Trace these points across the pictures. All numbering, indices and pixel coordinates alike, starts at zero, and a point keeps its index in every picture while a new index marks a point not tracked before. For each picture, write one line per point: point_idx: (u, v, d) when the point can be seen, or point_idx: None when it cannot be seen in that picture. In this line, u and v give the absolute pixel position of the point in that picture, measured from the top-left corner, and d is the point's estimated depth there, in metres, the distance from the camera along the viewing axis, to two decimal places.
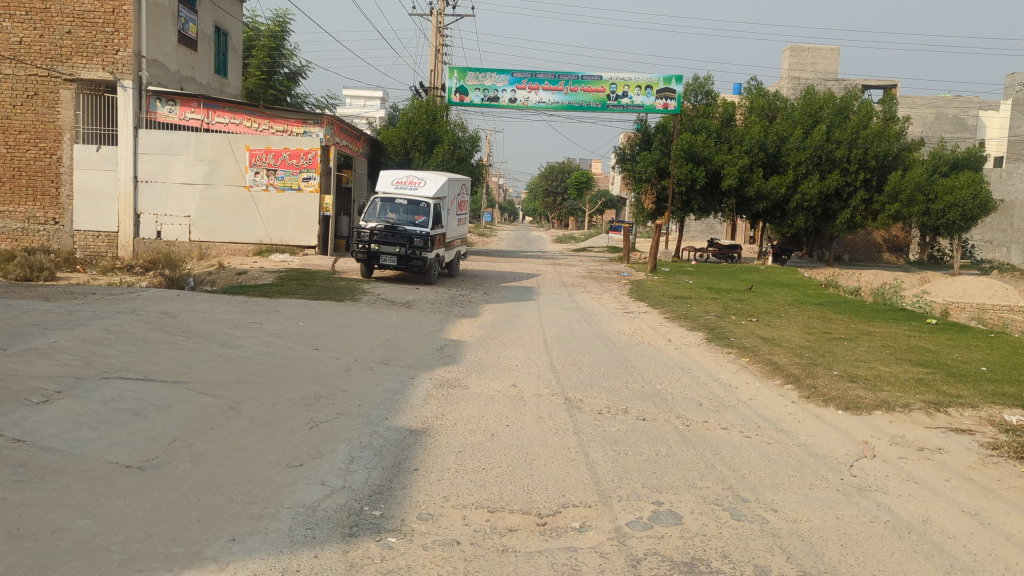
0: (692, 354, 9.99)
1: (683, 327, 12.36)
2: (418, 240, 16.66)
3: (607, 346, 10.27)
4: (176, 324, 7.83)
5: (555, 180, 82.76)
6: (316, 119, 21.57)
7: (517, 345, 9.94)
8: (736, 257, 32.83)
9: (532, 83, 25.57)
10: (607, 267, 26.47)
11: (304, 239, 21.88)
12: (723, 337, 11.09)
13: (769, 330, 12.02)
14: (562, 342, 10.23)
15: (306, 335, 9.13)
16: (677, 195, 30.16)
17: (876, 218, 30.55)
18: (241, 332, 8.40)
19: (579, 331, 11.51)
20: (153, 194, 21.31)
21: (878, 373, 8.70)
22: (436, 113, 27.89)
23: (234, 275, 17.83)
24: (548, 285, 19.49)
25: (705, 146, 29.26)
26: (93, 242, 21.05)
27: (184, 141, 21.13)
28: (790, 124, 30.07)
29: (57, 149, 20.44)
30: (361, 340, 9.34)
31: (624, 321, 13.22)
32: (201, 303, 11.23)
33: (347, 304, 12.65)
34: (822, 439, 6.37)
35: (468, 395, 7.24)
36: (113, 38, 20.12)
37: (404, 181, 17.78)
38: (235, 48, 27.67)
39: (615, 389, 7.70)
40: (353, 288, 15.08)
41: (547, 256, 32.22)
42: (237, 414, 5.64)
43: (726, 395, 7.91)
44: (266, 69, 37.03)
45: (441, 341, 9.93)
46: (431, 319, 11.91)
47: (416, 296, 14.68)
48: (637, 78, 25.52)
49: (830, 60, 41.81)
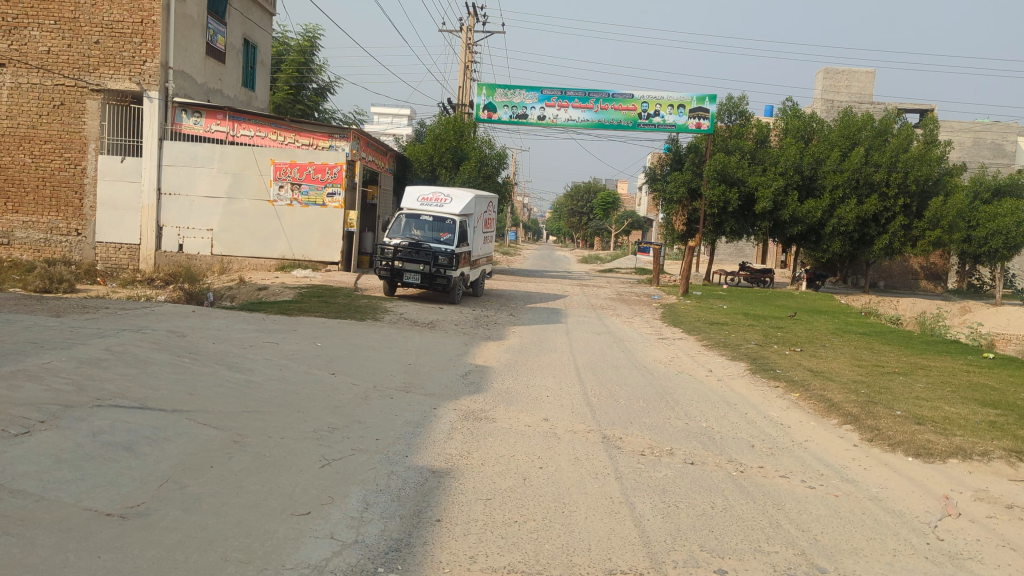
0: (736, 387, 9.29)
1: (723, 356, 11.65)
2: (443, 258, 16.12)
3: (643, 376, 9.59)
4: (183, 345, 7.27)
5: (581, 200, 82.20)
6: (343, 133, 21.26)
7: (546, 373, 9.29)
8: (768, 282, 31.95)
9: (562, 100, 25.00)
10: (636, 290, 25.78)
11: (328, 254, 21.42)
12: (768, 368, 10.38)
13: (815, 361, 11.27)
14: (595, 371, 9.57)
15: (324, 358, 8.56)
16: (708, 217, 29.32)
17: (916, 245, 29.55)
18: (254, 354, 7.83)
19: (612, 358, 10.86)
20: (176, 207, 21.04)
21: (945, 415, 7.90)
22: (464, 129, 27.45)
23: (255, 291, 17.39)
24: (577, 307, 18.84)
25: (739, 167, 28.48)
26: (114, 254, 20.75)
27: (208, 153, 20.84)
28: (827, 146, 29.29)
29: (82, 159, 20.14)
30: (382, 364, 8.74)
31: (659, 347, 12.54)
32: (216, 320, 10.71)
33: (368, 324, 12.07)
34: (896, 492, 5.62)
35: (496, 429, 6.60)
36: (141, 48, 19.91)
37: (430, 198, 17.24)
38: (264, 61, 27.49)
39: (657, 427, 7.02)
40: (375, 307, 14.53)
41: (574, 277, 31.53)
42: (241, 450, 5.03)
43: (779, 435, 7.19)
44: (294, 84, 36.93)
45: (466, 366, 9.31)
46: (456, 342, 11.30)
47: (440, 317, 14.10)
48: (671, 97, 24.89)
49: (865, 83, 40.93)
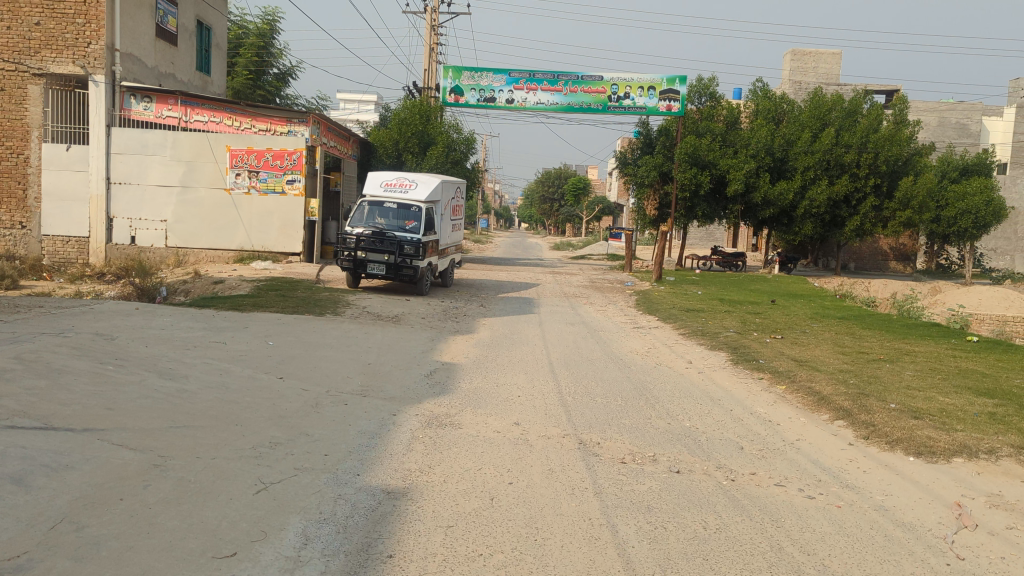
0: (718, 379, 8.73)
1: (702, 345, 11.09)
2: (408, 247, 15.37)
3: (620, 370, 8.99)
4: (110, 350, 6.52)
5: (552, 186, 81.56)
6: (302, 117, 20.36)
7: (517, 369, 8.65)
8: (740, 266, 31.59)
9: (531, 83, 24.31)
10: (608, 276, 25.25)
11: (289, 245, 20.49)
12: (751, 358, 9.83)
13: (797, 349, 10.76)
14: (569, 366, 8.95)
15: (275, 360, 7.85)
16: (680, 201, 28.77)
17: (887, 226, 29.32)
18: (194, 358, 7.11)
19: (587, 351, 10.27)
20: (126, 197, 19.93)
21: (944, 407, 7.38)
22: (430, 114, 26.64)
23: (211, 284, 16.57)
24: (548, 295, 18.22)
25: (710, 149, 27.97)
26: (62, 247, 19.71)
27: (160, 140, 19.85)
28: (798, 127, 28.93)
29: (24, 148, 19.20)
30: (339, 365, 8.04)
31: (635, 338, 11.96)
32: (160, 319, 9.93)
33: (327, 319, 11.34)
34: (904, 500, 5.05)
35: (461, 438, 5.95)
36: (84, 30, 18.85)
37: (394, 184, 16.49)
38: (220, 45, 26.42)
39: (638, 430, 6.43)
40: (336, 299, 13.78)
41: (545, 264, 30.88)
42: (160, 476, 4.33)
43: (769, 435, 6.64)
44: (254, 69, 35.72)
45: (430, 364, 8.64)
46: (420, 337, 10.61)
47: (405, 309, 13.39)
48: (640, 78, 24.29)
49: (831, 65, 40.69)
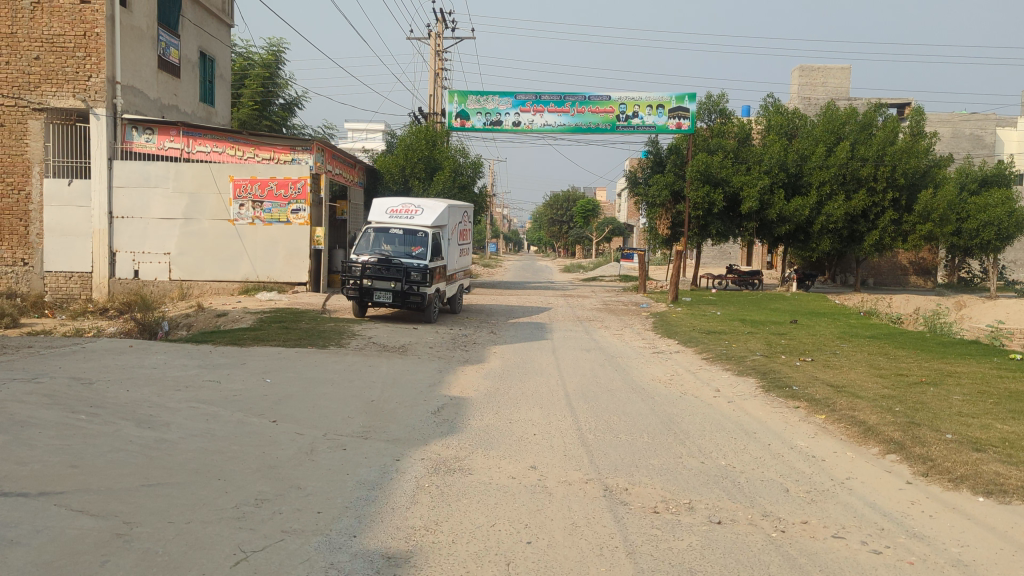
0: (749, 409, 8.07)
1: (727, 371, 10.44)
2: (415, 274, 14.82)
3: (643, 400, 8.34)
4: (87, 397, 5.94)
5: (561, 209, 81.12)
6: (306, 145, 19.95)
7: (532, 403, 8.03)
8: (757, 284, 30.88)
9: (537, 105, 23.87)
10: (623, 298, 24.63)
11: (294, 275, 19.99)
12: (782, 384, 9.16)
13: (830, 373, 10.08)
14: (587, 397, 8.33)
15: (271, 401, 7.27)
16: (693, 219, 28.16)
17: (907, 240, 28.60)
18: (181, 402, 6.53)
19: (605, 379, 9.64)
20: (129, 230, 19.49)
21: (1004, 436, 6.70)
22: (436, 138, 26.23)
23: (214, 317, 16.05)
24: (562, 320, 17.61)
25: (722, 167, 27.38)
26: (65, 283, 19.24)
27: (162, 172, 19.44)
28: (811, 142, 28.32)
29: (26, 184, 18.80)
30: (339, 404, 7.44)
31: (656, 363, 11.34)
32: (153, 358, 9.38)
33: (331, 351, 10.77)
34: (982, 554, 4.39)
35: (472, 486, 5.33)
36: (85, 63, 18.54)
37: (400, 210, 16.00)
38: (224, 75, 26.17)
39: (669, 473, 5.78)
40: (341, 330, 13.19)
41: (557, 287, 30.28)
42: (122, 548, 3.72)
43: (814, 475, 5.98)
44: (260, 99, 35.46)
45: (438, 400, 8.03)
46: (428, 368, 10.01)
47: (413, 339, 12.79)
48: (648, 97, 23.81)
49: (841, 80, 40.17)
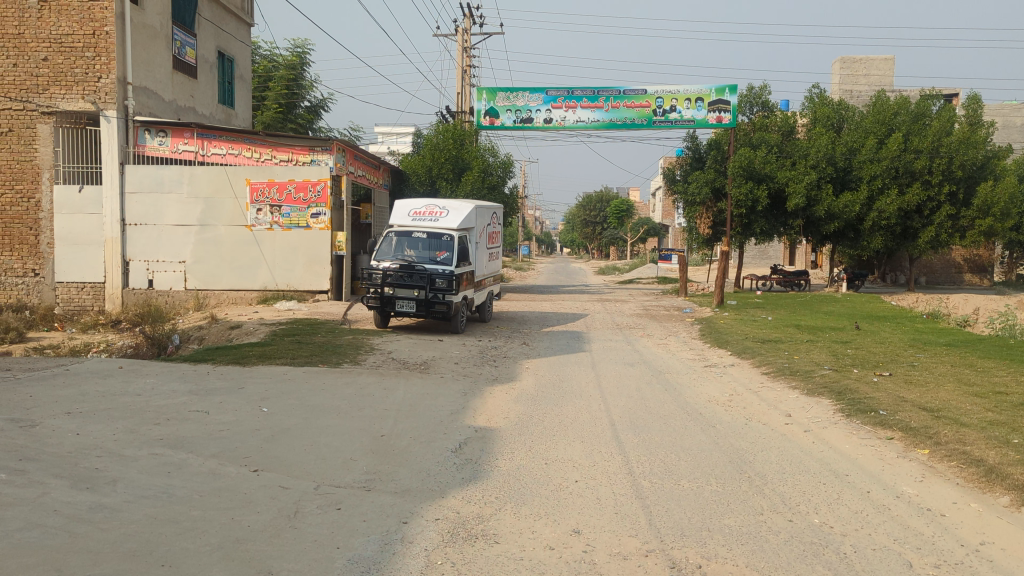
0: (834, 442, 6.73)
1: (795, 390, 9.05)
2: (440, 281, 13.64)
3: (703, 430, 7.03)
4: (21, 449, 4.84)
5: (594, 210, 79.11)
6: (325, 145, 18.92)
7: (572, 435, 6.76)
8: (803, 285, 29.26)
9: (569, 101, 22.62)
10: (663, 302, 23.25)
11: (315, 283, 18.95)
12: (865, 408, 7.77)
13: (918, 392, 8.65)
14: (637, 427, 7.04)
15: (260, 440, 6.10)
16: (736, 218, 26.65)
17: (965, 236, 26.80)
18: (145, 446, 5.40)
19: (655, 402, 8.36)
20: (142, 238, 18.60)
21: None
22: (465, 138, 25.10)
23: (227, 330, 15.05)
24: (600, 328, 16.33)
25: (765, 162, 25.82)
26: (76, 295, 18.36)
27: (176, 176, 18.52)
28: (861, 134, 26.55)
29: (36, 191, 17.97)
30: (343, 441, 6.25)
31: (709, 380, 10.03)
32: (140, 382, 8.30)
33: (343, 370, 9.61)
34: None
35: (498, 564, 4.06)
36: (94, 63, 17.66)
37: (423, 212, 14.84)
38: (243, 76, 25.31)
39: (753, 540, 4.47)
40: (358, 344, 12.04)
41: (592, 291, 28.97)
42: None
43: (939, 539, 4.64)
44: (284, 101, 34.56)
45: (460, 433, 6.79)
46: (452, 390, 8.80)
47: (436, 353, 11.59)
48: (687, 89, 22.35)
49: (884, 71, 38.24)
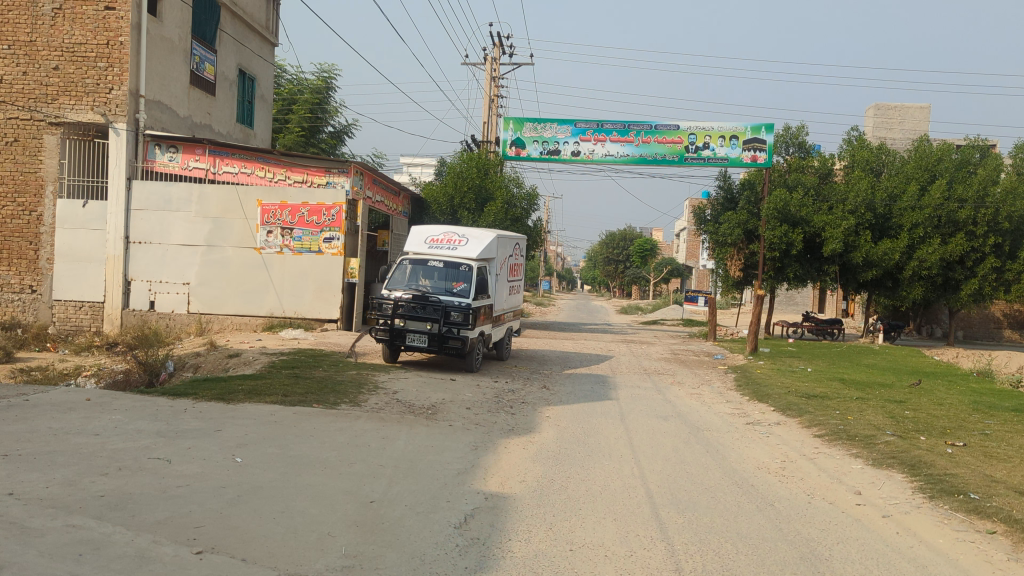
0: (922, 532, 5.48)
1: (857, 460, 7.79)
2: (455, 314, 12.54)
3: (761, 510, 5.80)
4: None
5: (617, 249, 77.83)
6: (342, 167, 18.01)
7: (603, 512, 5.56)
8: (837, 334, 27.84)
9: (599, 134, 21.65)
10: (691, 346, 22.00)
11: (325, 310, 17.92)
12: (951, 489, 6.49)
13: (1006, 470, 7.34)
14: (680, 504, 5.83)
15: (220, 503, 4.96)
16: (768, 261, 25.39)
17: (1010, 290, 25.36)
18: (67, 514, 4.31)
19: (697, 468, 7.15)
20: (147, 257, 17.72)
21: None
22: (489, 167, 24.18)
23: (225, 358, 14.03)
24: (627, 373, 15.10)
25: (801, 205, 24.51)
26: (74, 314, 17.45)
27: (185, 194, 17.69)
28: (901, 180, 25.23)
29: (38, 205, 17.18)
30: (324, 509, 5.09)
31: (756, 441, 8.79)
32: (103, 420, 7.21)
33: (339, 413, 8.47)
34: None
35: None
36: (106, 74, 16.93)
37: (440, 240, 13.81)
38: (265, 97, 24.67)
39: None
40: (362, 381, 10.93)
41: (616, 331, 27.78)
42: None
43: None
44: (308, 125, 33.93)
45: (468, 501, 5.61)
46: (462, 442, 7.62)
47: (447, 396, 10.44)
48: (721, 126, 21.27)
49: (920, 119, 37.06)
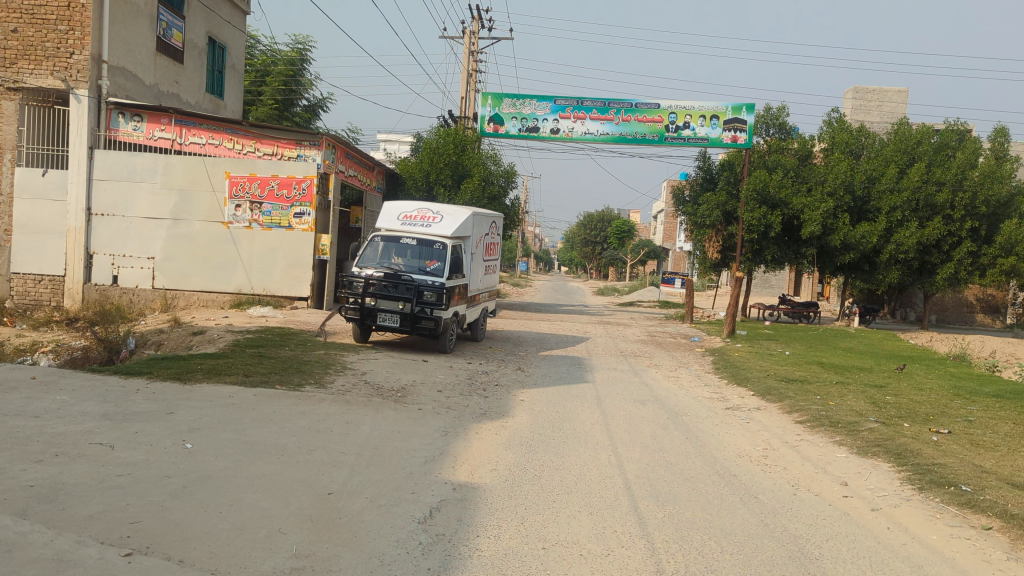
0: (914, 527, 5.20)
1: (841, 448, 7.52)
2: (428, 294, 12.10)
3: (745, 504, 5.49)
4: None
5: (595, 229, 77.50)
6: (313, 139, 17.45)
7: (579, 505, 5.21)
8: (814, 317, 27.74)
9: (578, 111, 21.19)
10: (669, 328, 21.74)
11: (295, 287, 17.41)
12: (941, 481, 6.22)
13: (994, 460, 7.10)
14: (660, 496, 5.50)
15: (161, 495, 4.55)
16: (747, 243, 25.18)
17: (985, 275, 25.34)
18: None
19: (678, 456, 6.83)
20: (110, 230, 17.08)
21: None
22: (465, 143, 23.66)
23: (189, 335, 13.52)
24: (604, 355, 14.80)
25: (781, 187, 24.30)
26: (32, 288, 16.83)
27: (150, 165, 17.04)
28: (881, 163, 25.07)
29: None
30: (277, 502, 4.68)
31: (737, 427, 8.50)
32: (48, 401, 6.75)
33: (303, 395, 8.06)
34: None
35: None
36: (67, 37, 16.11)
37: (414, 216, 13.36)
38: (235, 66, 23.89)
39: None
40: (329, 361, 10.51)
41: (593, 312, 27.46)
42: None
43: None
44: (281, 97, 33.10)
45: (434, 493, 5.24)
46: (430, 427, 7.24)
47: (418, 377, 10.05)
48: (702, 105, 20.90)
49: (898, 103, 36.93)
